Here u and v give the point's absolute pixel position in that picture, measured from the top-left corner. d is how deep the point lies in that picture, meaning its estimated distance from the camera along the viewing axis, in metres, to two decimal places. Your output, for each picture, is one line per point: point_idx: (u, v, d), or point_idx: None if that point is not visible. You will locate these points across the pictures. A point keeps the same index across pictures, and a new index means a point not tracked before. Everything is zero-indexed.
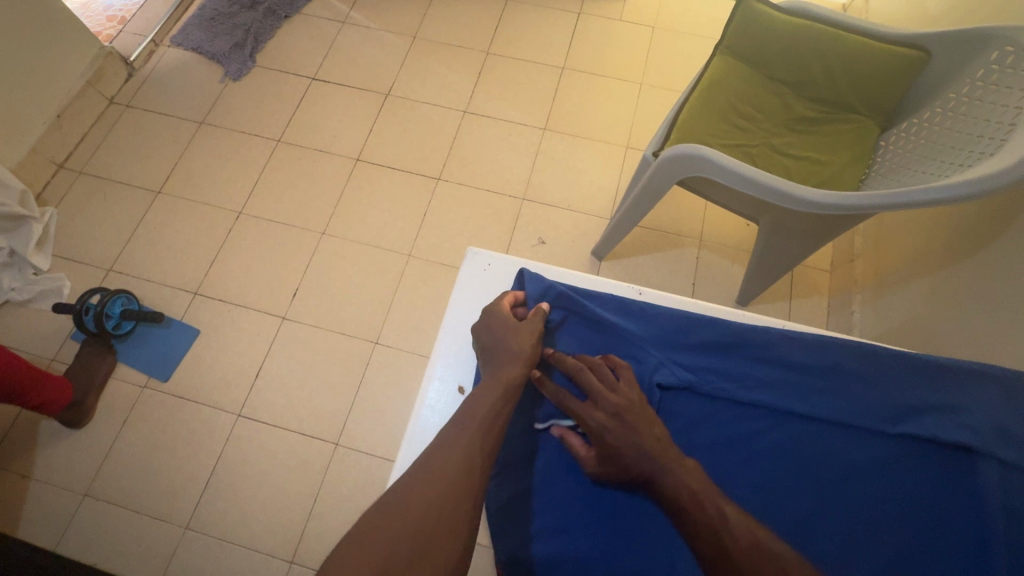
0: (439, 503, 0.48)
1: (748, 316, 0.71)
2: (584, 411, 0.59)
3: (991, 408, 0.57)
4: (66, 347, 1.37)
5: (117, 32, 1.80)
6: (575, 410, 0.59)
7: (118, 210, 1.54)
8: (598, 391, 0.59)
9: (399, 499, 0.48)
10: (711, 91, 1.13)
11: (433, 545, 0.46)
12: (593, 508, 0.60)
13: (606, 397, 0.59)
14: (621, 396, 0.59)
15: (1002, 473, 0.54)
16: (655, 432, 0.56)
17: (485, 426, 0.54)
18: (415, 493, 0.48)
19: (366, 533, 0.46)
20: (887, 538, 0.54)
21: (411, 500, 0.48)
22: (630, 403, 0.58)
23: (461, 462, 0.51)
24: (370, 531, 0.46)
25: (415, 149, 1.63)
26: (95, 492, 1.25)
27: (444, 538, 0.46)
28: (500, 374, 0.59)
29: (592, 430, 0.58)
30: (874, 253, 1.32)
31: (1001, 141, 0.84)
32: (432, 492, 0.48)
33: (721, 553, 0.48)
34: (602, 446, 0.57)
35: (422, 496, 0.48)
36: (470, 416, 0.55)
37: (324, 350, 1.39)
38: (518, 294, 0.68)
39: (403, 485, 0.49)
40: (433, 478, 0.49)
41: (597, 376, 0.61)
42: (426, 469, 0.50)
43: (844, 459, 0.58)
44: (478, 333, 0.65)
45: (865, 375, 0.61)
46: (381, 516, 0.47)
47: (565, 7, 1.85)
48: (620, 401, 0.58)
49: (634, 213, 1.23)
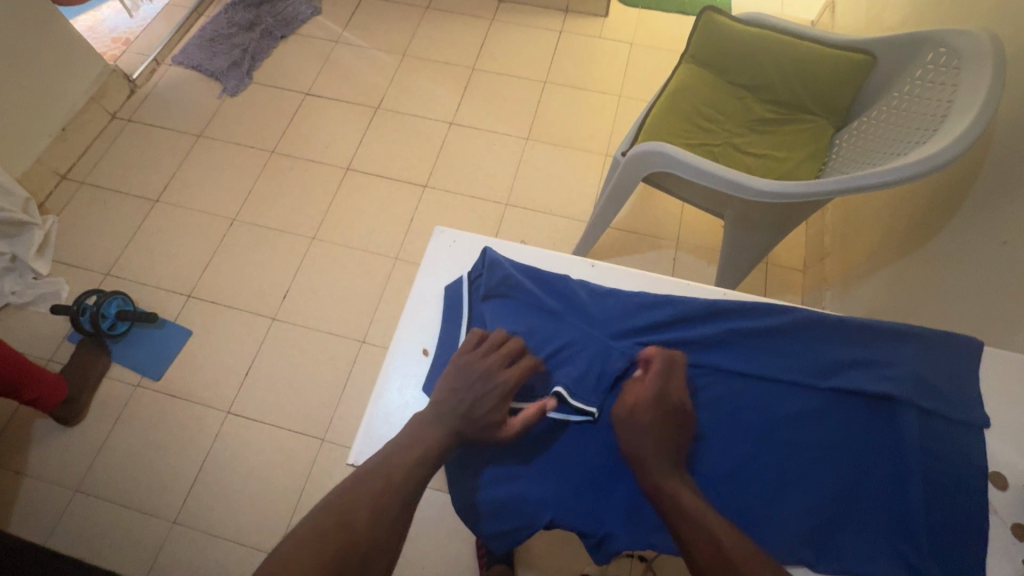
0: (390, 508, 0.52)
1: (692, 287, 0.77)
2: (649, 384, 0.62)
3: (912, 362, 0.63)
4: (63, 348, 1.41)
5: (121, 52, 1.89)
6: (644, 378, 0.62)
7: (117, 218, 1.61)
8: (671, 383, 0.62)
9: (349, 505, 0.51)
10: (677, 96, 1.19)
11: (385, 544, 0.51)
12: (550, 460, 0.63)
13: (675, 392, 0.62)
14: (682, 399, 0.62)
15: (921, 418, 0.60)
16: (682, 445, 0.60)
17: (434, 430, 0.59)
18: (363, 499, 0.52)
19: (320, 531, 0.49)
20: (818, 481, 0.59)
21: (361, 508, 0.51)
22: (686, 411, 0.61)
23: (409, 472, 0.55)
24: (323, 529, 0.49)
25: (403, 158, 1.71)
26: (86, 488, 1.28)
27: (388, 532, 0.51)
28: (478, 389, 0.61)
29: (643, 399, 0.61)
30: (842, 250, 1.37)
31: (935, 130, 0.91)
32: (382, 499, 0.53)
33: (717, 554, 0.51)
34: (642, 416, 0.60)
35: (370, 505, 0.52)
36: (420, 421, 0.60)
37: (313, 349, 1.44)
38: (478, 275, 0.73)
39: (350, 491, 0.52)
40: (386, 486, 0.54)
41: (671, 377, 0.63)
42: (375, 469, 0.55)
43: (778, 410, 0.63)
44: (490, 359, 0.63)
45: (798, 334, 0.66)
46: (327, 524, 0.49)
47: (546, 26, 1.96)
48: (683, 403, 0.61)
49: (607, 211, 1.28)
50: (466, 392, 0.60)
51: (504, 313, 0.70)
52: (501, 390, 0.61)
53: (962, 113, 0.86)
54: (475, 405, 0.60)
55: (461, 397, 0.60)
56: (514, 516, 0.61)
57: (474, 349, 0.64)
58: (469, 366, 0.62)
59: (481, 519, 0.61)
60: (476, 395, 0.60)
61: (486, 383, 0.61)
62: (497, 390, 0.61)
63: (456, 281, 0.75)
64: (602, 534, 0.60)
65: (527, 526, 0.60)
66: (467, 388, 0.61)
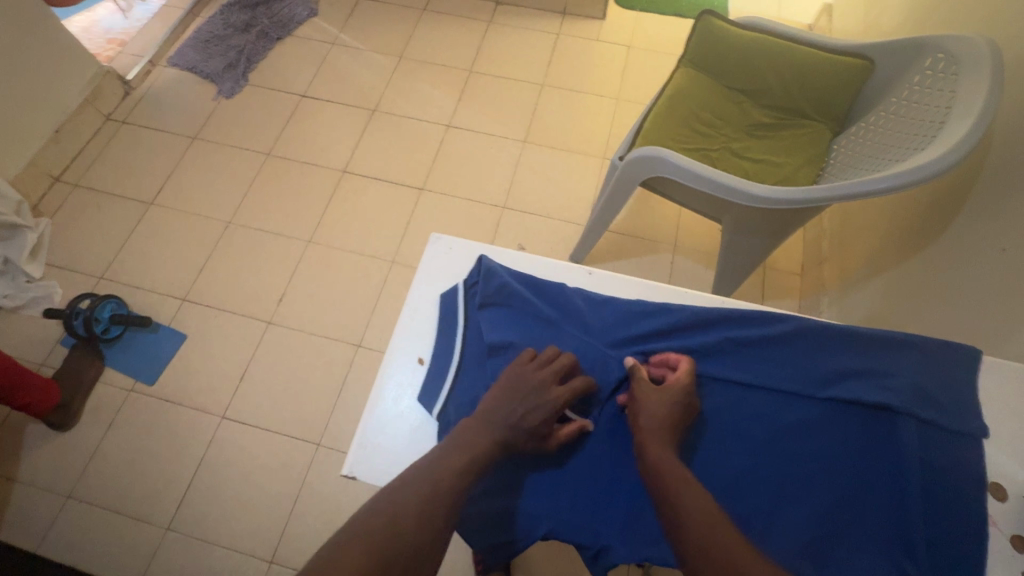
0: (435, 517, 0.50)
1: (690, 295, 0.76)
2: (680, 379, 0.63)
3: (910, 371, 0.63)
4: (55, 352, 1.40)
5: (115, 53, 1.88)
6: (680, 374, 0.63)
7: (111, 220, 1.60)
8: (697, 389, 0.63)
9: (394, 511, 0.50)
10: (674, 99, 1.19)
11: (428, 556, 0.49)
12: (546, 471, 0.63)
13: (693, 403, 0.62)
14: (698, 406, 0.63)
15: (919, 428, 0.59)
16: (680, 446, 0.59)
17: (483, 435, 0.58)
18: (409, 506, 0.50)
19: (361, 535, 0.47)
20: (815, 493, 0.59)
21: (410, 508, 0.50)
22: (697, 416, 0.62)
23: (457, 474, 0.54)
24: (364, 534, 0.47)
25: (399, 161, 1.70)
26: (78, 495, 1.26)
27: (432, 543, 0.49)
28: (530, 404, 0.60)
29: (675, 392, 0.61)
30: (840, 254, 1.37)
31: (933, 136, 0.91)
32: (427, 507, 0.51)
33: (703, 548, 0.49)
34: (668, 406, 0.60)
35: (417, 509, 0.50)
36: (469, 427, 0.59)
37: (309, 353, 1.43)
38: (474, 283, 0.72)
39: (398, 494, 0.51)
40: (431, 494, 0.52)
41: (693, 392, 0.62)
42: (422, 476, 0.53)
43: (775, 420, 0.62)
44: (545, 376, 0.62)
45: (798, 343, 0.66)
46: (375, 521, 0.49)
47: (544, 28, 1.95)
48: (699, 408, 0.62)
49: (605, 215, 1.28)
50: (518, 403, 0.59)
51: (501, 322, 0.70)
52: (552, 407, 0.60)
53: (961, 119, 0.86)
54: (525, 418, 0.59)
55: (513, 408, 0.59)
56: (513, 527, 0.60)
57: (528, 361, 0.63)
58: (522, 378, 0.62)
59: (476, 529, 0.60)
60: (527, 407, 0.59)
61: (538, 398, 0.60)
62: (546, 405, 0.60)
63: (452, 288, 0.75)
64: (600, 547, 0.59)
65: (525, 538, 0.60)
66: (518, 400, 0.60)
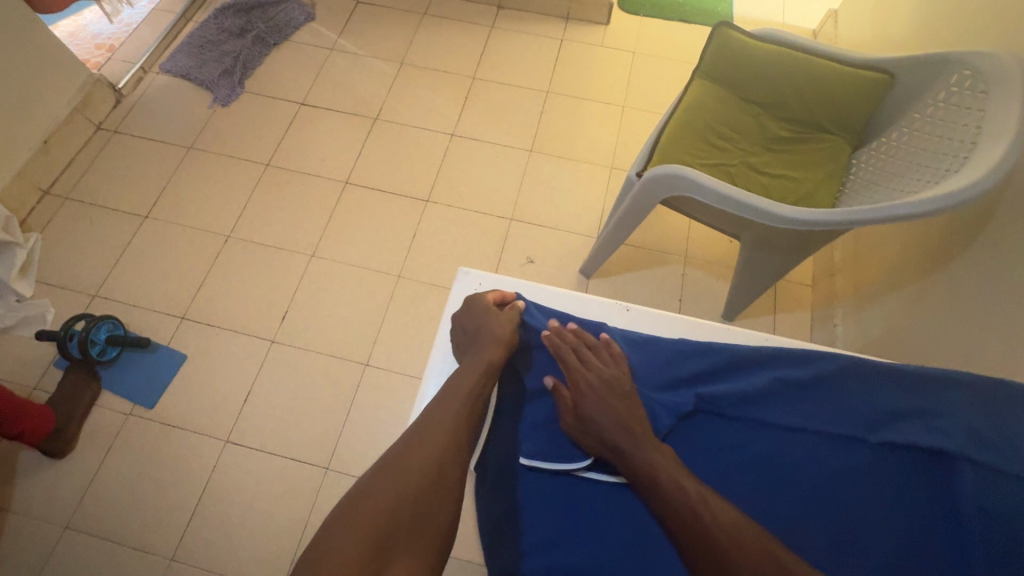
0: (447, 448, 0.60)
1: (732, 333, 0.79)
2: (585, 367, 0.70)
3: (965, 413, 0.64)
4: (48, 375, 1.34)
5: (105, 59, 1.81)
6: (577, 360, 0.71)
7: (104, 235, 1.54)
8: (601, 362, 0.71)
9: (412, 448, 0.59)
10: (689, 113, 1.16)
11: (450, 477, 0.59)
12: (577, 526, 0.66)
13: (602, 368, 0.70)
14: (618, 371, 0.70)
15: (976, 473, 0.61)
16: (629, 425, 0.65)
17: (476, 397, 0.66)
18: (427, 444, 0.60)
19: (391, 469, 0.57)
20: (870, 540, 0.61)
21: (424, 454, 0.59)
22: (623, 380, 0.69)
23: (438, 461, 0.59)
24: (393, 467, 0.57)
25: (403, 172, 1.66)
26: (76, 525, 1.22)
27: (450, 469, 0.59)
28: (480, 323, 0.74)
29: (581, 381, 0.68)
30: (855, 267, 1.36)
31: (964, 158, 0.89)
32: (440, 441, 0.60)
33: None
34: (583, 396, 0.67)
35: (433, 444, 0.60)
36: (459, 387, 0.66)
37: (314, 371, 1.39)
38: (505, 298, 0.79)
39: (414, 434, 0.61)
40: (442, 430, 0.61)
41: (599, 353, 0.72)
42: (433, 418, 0.62)
43: (826, 465, 0.65)
44: (468, 301, 0.77)
45: (843, 383, 0.68)
46: (404, 451, 0.59)
47: (548, 34, 1.92)
48: (618, 375, 0.69)
49: (619, 231, 1.26)
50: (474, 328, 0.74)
51: (540, 367, 0.74)
52: (503, 331, 0.73)
53: (992, 141, 0.84)
54: (485, 332, 0.73)
55: (469, 334, 0.74)
56: None
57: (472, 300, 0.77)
58: (475, 309, 0.76)
59: None
60: (477, 321, 0.74)
61: (489, 321, 0.74)
62: (501, 321, 0.74)
63: (465, 307, 0.77)
64: None
65: None
66: (471, 324, 0.74)
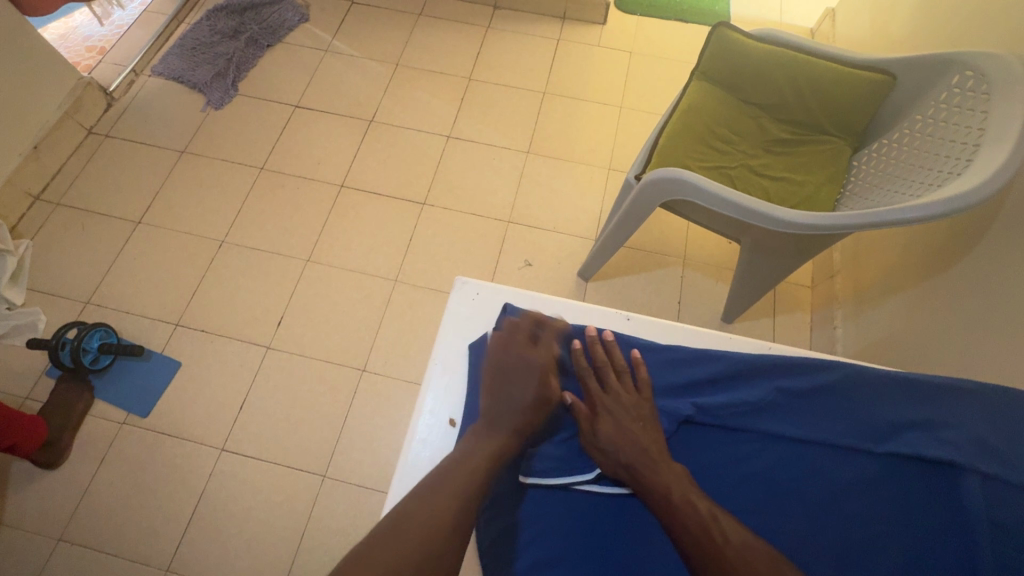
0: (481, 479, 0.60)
1: (735, 342, 0.78)
2: (604, 393, 0.70)
3: (973, 424, 0.64)
4: (40, 384, 1.32)
5: (96, 62, 1.79)
6: (596, 385, 0.71)
7: (97, 242, 1.52)
8: (620, 386, 0.71)
9: (449, 475, 0.59)
10: (690, 116, 1.15)
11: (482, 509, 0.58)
12: (581, 543, 0.64)
13: (623, 393, 0.70)
14: (637, 395, 0.70)
15: (985, 485, 0.60)
16: (644, 448, 0.64)
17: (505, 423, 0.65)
18: (464, 472, 0.59)
19: (430, 493, 0.57)
20: (879, 555, 0.60)
21: (460, 482, 0.59)
22: (643, 404, 0.69)
23: (473, 490, 0.58)
24: (431, 492, 0.57)
25: (398, 175, 1.64)
26: (70, 537, 1.20)
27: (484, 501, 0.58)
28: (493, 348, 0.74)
29: (601, 407, 0.68)
30: (855, 268, 1.35)
31: (967, 160, 0.88)
32: (476, 471, 0.60)
33: None
34: (602, 421, 0.67)
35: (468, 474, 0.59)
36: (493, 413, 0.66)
37: (311, 378, 1.37)
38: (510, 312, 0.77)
39: (452, 462, 0.61)
40: (478, 460, 0.61)
41: (624, 380, 0.71)
42: (470, 449, 0.62)
43: (833, 478, 0.64)
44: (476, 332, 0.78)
45: (849, 392, 0.67)
46: (442, 477, 0.59)
47: (544, 34, 1.90)
48: (637, 400, 0.69)
49: (618, 235, 1.24)
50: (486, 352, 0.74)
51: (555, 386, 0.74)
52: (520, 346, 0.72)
53: (996, 144, 0.83)
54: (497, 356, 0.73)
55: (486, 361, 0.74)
56: None
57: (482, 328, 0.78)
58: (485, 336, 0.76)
59: None
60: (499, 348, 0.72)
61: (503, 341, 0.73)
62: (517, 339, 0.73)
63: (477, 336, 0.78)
64: None
65: None
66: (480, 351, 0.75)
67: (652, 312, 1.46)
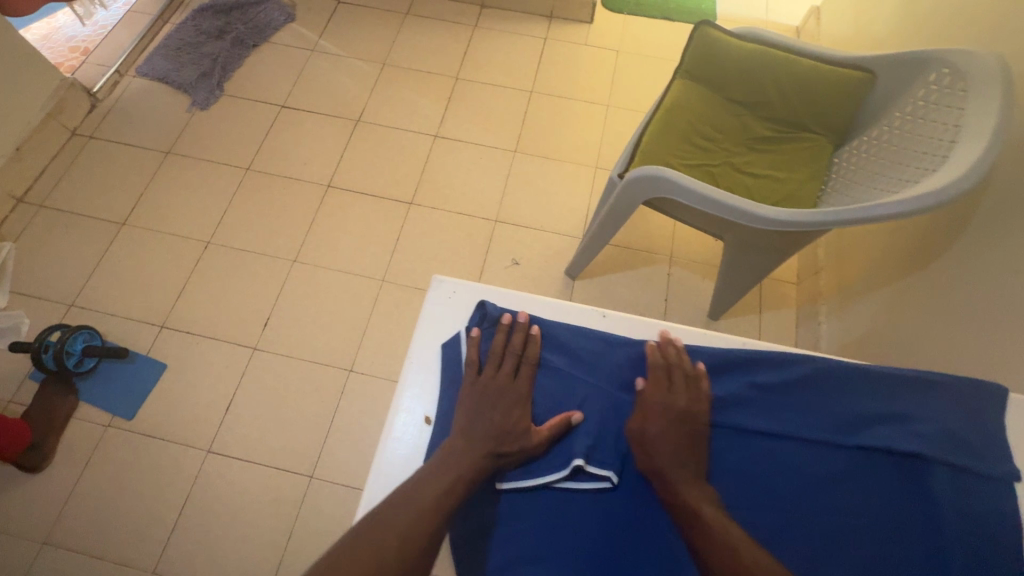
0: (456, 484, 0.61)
1: (711, 338, 0.79)
2: (666, 393, 0.68)
3: (943, 417, 0.65)
4: (24, 388, 1.31)
5: (79, 63, 1.77)
6: (657, 384, 0.69)
7: (81, 243, 1.51)
8: (682, 388, 0.69)
9: (425, 480, 0.61)
10: (672, 114, 1.15)
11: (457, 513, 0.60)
12: (557, 540, 0.64)
13: (682, 396, 0.68)
14: (692, 400, 0.68)
15: (951, 476, 0.61)
16: (678, 454, 0.64)
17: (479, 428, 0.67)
18: (438, 479, 0.61)
19: (406, 498, 0.59)
20: (852, 548, 0.60)
21: (435, 487, 0.61)
22: (696, 411, 0.68)
23: (448, 495, 0.60)
24: (407, 497, 0.59)
25: (385, 175, 1.64)
26: (55, 541, 1.19)
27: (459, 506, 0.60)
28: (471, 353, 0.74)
29: (659, 407, 0.68)
30: (839, 264, 1.36)
31: (944, 157, 0.89)
32: (451, 477, 0.62)
33: None
34: (656, 422, 0.67)
35: (442, 479, 0.61)
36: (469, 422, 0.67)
37: (297, 379, 1.37)
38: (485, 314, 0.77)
39: (428, 468, 0.63)
40: (453, 465, 0.63)
41: (686, 379, 0.70)
42: (446, 455, 0.64)
43: (807, 472, 0.64)
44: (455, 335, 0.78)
45: (822, 387, 0.68)
46: (418, 483, 0.61)
47: (531, 33, 1.90)
48: (689, 405, 0.68)
49: (602, 233, 1.25)
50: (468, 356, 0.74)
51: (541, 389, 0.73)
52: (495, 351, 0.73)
53: (970, 141, 0.84)
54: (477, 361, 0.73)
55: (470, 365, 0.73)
56: None
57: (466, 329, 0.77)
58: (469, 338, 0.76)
59: None
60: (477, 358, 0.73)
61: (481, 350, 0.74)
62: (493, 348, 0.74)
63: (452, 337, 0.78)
64: None
65: None
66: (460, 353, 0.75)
67: (639, 310, 1.46)
